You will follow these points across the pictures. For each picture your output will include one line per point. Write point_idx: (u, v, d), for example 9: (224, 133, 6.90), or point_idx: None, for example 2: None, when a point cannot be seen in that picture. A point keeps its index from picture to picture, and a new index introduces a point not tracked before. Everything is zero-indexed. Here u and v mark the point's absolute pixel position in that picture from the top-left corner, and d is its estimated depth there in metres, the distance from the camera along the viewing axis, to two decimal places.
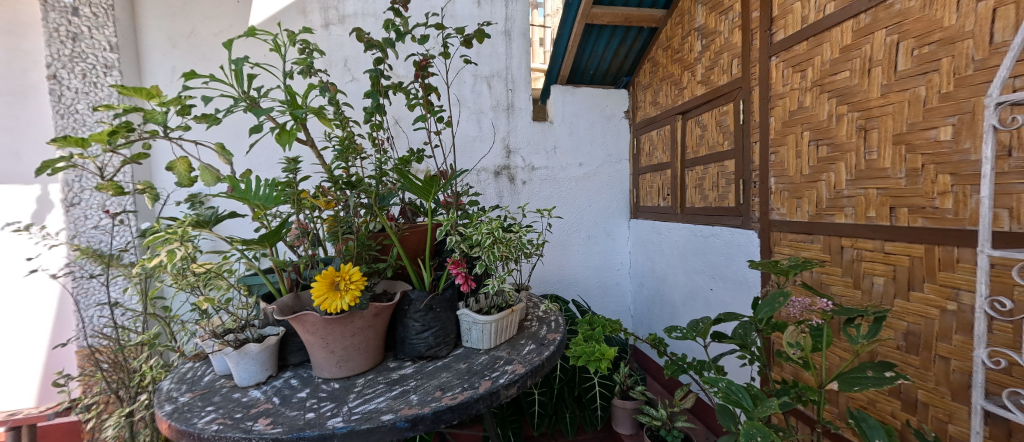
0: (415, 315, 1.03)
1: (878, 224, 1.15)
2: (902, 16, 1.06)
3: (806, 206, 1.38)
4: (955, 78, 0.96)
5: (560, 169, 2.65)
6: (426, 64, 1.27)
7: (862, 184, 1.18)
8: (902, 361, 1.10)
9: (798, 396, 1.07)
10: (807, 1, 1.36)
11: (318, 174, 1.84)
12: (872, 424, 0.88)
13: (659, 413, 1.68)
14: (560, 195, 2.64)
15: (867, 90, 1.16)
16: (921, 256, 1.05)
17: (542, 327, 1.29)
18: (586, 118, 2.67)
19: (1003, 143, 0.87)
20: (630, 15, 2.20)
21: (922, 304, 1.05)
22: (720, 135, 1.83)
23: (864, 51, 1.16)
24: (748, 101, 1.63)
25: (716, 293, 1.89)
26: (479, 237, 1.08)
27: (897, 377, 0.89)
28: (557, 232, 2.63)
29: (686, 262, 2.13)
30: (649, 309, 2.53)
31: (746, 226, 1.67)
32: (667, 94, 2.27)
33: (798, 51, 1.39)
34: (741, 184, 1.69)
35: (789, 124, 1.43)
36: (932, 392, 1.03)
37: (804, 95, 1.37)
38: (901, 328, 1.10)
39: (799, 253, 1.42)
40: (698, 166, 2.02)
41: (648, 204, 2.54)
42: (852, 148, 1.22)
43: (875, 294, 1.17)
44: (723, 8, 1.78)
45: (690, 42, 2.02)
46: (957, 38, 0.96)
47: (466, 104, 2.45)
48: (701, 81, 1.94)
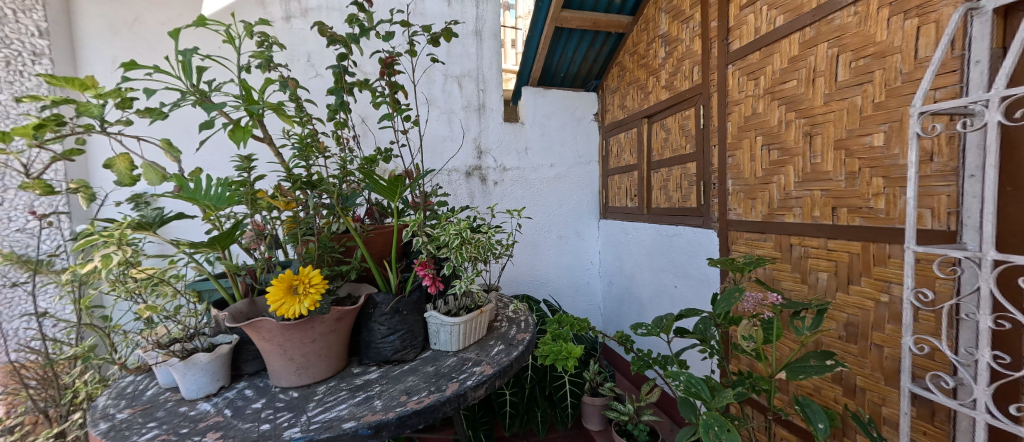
0: (381, 319, 1.01)
1: (822, 223, 1.23)
2: (841, 31, 1.15)
3: (760, 206, 1.47)
4: (887, 89, 1.05)
5: (531, 170, 2.66)
6: (392, 61, 1.24)
7: (809, 186, 1.27)
8: (842, 350, 1.19)
9: (752, 386, 1.14)
10: (759, 13, 1.44)
11: (277, 174, 1.76)
12: (815, 409, 0.94)
13: (627, 408, 1.73)
14: (531, 196, 2.66)
15: (812, 98, 1.25)
16: (859, 252, 1.14)
17: (512, 327, 1.29)
18: (556, 120, 2.71)
19: (926, 148, 0.96)
20: (598, 20, 2.25)
21: (859, 296, 1.14)
22: (683, 138, 1.91)
23: (810, 62, 1.25)
24: (708, 107, 1.71)
25: (680, 290, 1.96)
26: (447, 238, 1.07)
27: (837, 365, 0.97)
28: (528, 233, 2.64)
29: (652, 261, 2.20)
30: (619, 307, 2.60)
31: (707, 226, 1.75)
32: (634, 98, 2.35)
33: (752, 60, 1.48)
34: (702, 186, 1.77)
35: (745, 129, 1.52)
36: (868, 377, 1.12)
37: (757, 102, 1.45)
38: (842, 319, 1.19)
39: (754, 251, 1.50)
40: (663, 168, 2.10)
41: (617, 205, 2.61)
42: (799, 152, 1.30)
43: (820, 288, 1.26)
44: (685, 17, 1.86)
45: (654, 48, 2.10)
46: (888, 52, 1.04)
47: (437, 104, 2.43)
48: (665, 86, 2.02)
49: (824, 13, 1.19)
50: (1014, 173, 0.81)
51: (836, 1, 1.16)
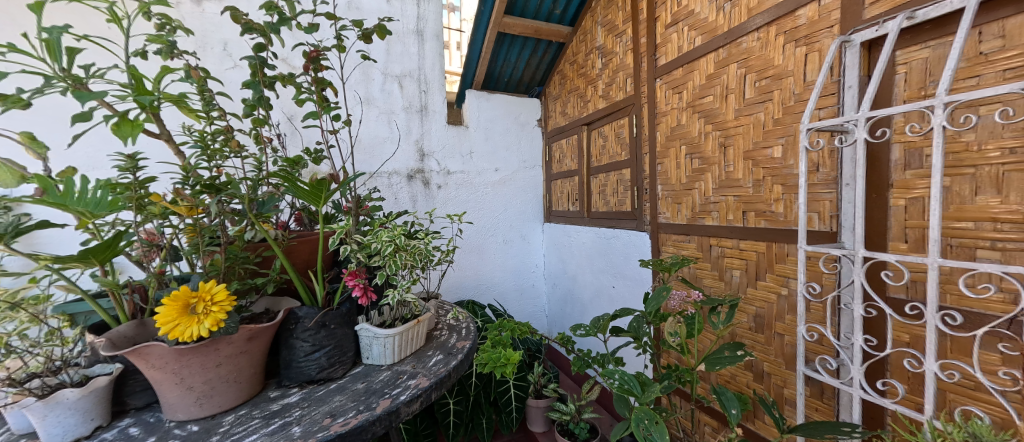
0: (303, 335, 0.92)
1: (735, 225, 1.37)
2: (747, 54, 1.29)
3: (684, 210, 1.59)
4: (783, 107, 1.19)
5: (475, 174, 2.64)
6: (318, 55, 1.15)
7: (724, 192, 1.40)
8: (753, 340, 1.32)
9: (678, 378, 1.22)
10: (681, 33, 1.57)
11: (172, 176, 1.57)
12: (729, 396, 1.02)
13: (569, 408, 1.76)
14: (475, 200, 2.64)
15: (726, 112, 1.38)
16: (764, 251, 1.27)
17: (452, 335, 1.26)
18: (500, 124, 2.72)
19: (813, 160, 1.10)
20: (539, 28, 2.29)
21: (765, 290, 1.28)
22: (619, 146, 2.02)
23: (723, 80, 1.38)
24: (640, 117, 1.83)
25: (617, 290, 2.06)
26: (379, 246, 1.00)
27: (745, 354, 1.07)
28: (473, 237, 2.62)
29: (592, 263, 2.29)
30: (562, 309, 2.66)
31: (640, 228, 1.86)
32: (574, 106, 2.43)
33: (676, 75, 1.60)
34: (636, 191, 1.88)
35: (671, 139, 1.64)
36: (773, 363, 1.25)
37: (681, 114, 1.58)
38: (751, 312, 1.33)
39: (680, 252, 1.62)
40: (601, 174, 2.20)
41: (560, 209, 2.68)
42: (715, 161, 1.43)
43: (734, 284, 1.39)
44: (618, 32, 1.97)
45: (592, 59, 2.19)
46: (783, 75, 1.19)
47: (376, 103, 2.32)
48: (602, 96, 2.12)
49: (734, 36, 1.32)
50: (877, 182, 0.96)
51: (743, 27, 1.29)
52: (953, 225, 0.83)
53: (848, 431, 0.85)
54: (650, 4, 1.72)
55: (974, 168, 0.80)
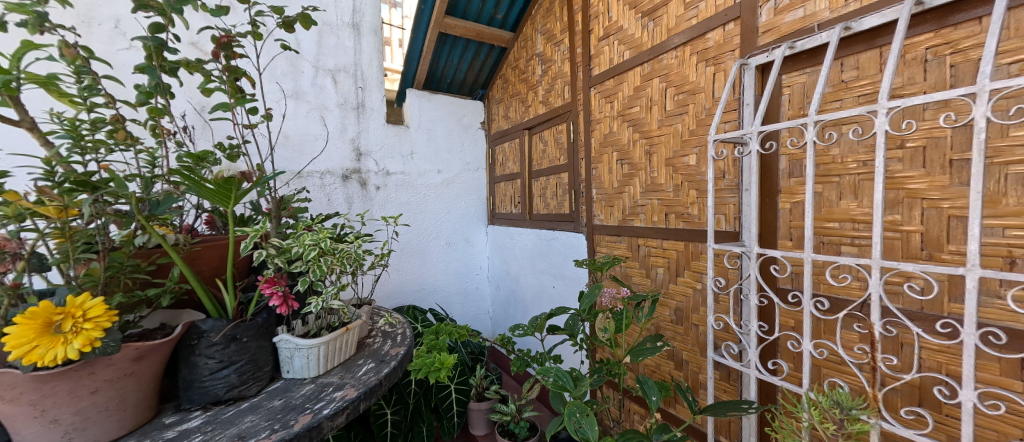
0: (208, 351, 0.82)
1: (659, 226, 1.48)
2: (668, 69, 1.41)
3: (616, 212, 1.69)
4: (697, 119, 1.31)
5: (417, 175, 2.57)
6: (230, 41, 1.04)
7: (650, 195, 1.51)
8: (674, 331, 1.44)
9: (608, 372, 1.29)
10: (612, 46, 1.67)
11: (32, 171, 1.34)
12: (650, 384, 1.10)
13: (509, 409, 1.78)
14: (416, 202, 2.56)
15: (651, 121, 1.49)
16: (682, 250, 1.40)
17: (386, 342, 1.21)
18: (442, 125, 2.68)
19: (720, 168, 1.23)
20: (481, 31, 2.29)
21: (683, 285, 1.40)
22: (557, 151, 2.10)
23: (648, 92, 1.50)
24: (576, 123, 1.91)
25: (557, 290, 2.12)
26: (301, 250, 0.92)
27: (663, 345, 1.17)
28: (413, 240, 2.54)
29: (534, 264, 2.33)
30: (506, 310, 2.68)
31: (577, 230, 1.95)
32: (515, 110, 2.48)
33: (608, 86, 1.70)
34: (574, 194, 1.96)
35: (604, 146, 1.74)
36: (691, 351, 1.38)
37: (612, 122, 1.68)
38: (673, 305, 1.44)
39: (613, 252, 1.72)
40: (542, 177, 2.26)
41: (503, 211, 2.71)
42: (642, 167, 1.55)
43: (658, 281, 1.50)
44: (556, 41, 2.04)
45: (532, 65, 2.25)
46: (696, 91, 1.32)
47: (305, 98, 2.16)
48: (542, 101, 2.18)
49: (656, 53, 1.44)
50: (768, 188, 1.10)
51: (663, 45, 1.41)
52: (824, 225, 0.98)
53: (746, 407, 0.97)
54: (585, 16, 1.81)
55: (839, 177, 0.96)
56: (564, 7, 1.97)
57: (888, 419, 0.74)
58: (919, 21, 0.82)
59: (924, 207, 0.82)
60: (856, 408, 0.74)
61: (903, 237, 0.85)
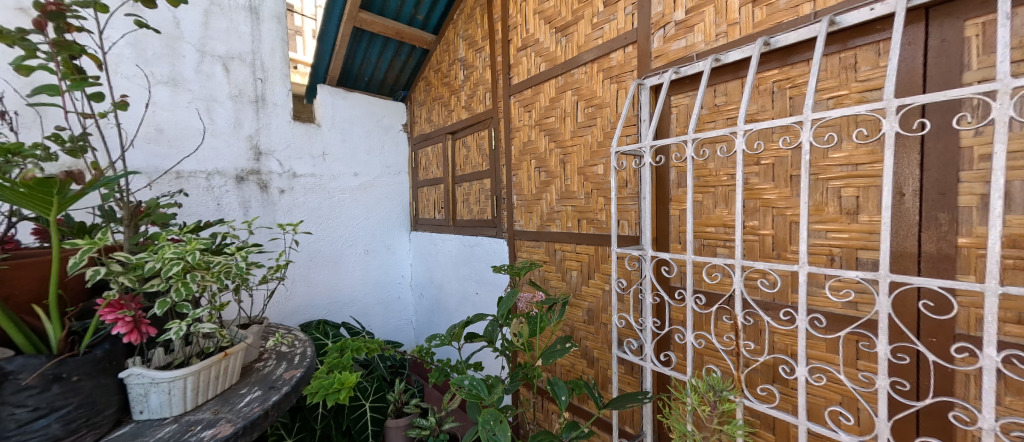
0: (15, 398, 0.64)
1: (572, 232, 1.56)
2: (578, 84, 1.50)
3: (535, 218, 1.74)
4: (604, 131, 1.41)
5: (330, 178, 2.37)
6: (62, 10, 0.84)
7: (565, 202, 1.59)
8: (587, 330, 1.52)
9: (524, 376, 1.31)
10: (529, 58, 1.73)
11: None
12: (558, 384, 1.15)
13: (428, 422, 1.67)
14: (329, 207, 2.36)
15: (565, 131, 1.57)
16: (593, 254, 1.49)
17: (280, 365, 1.08)
18: (359, 126, 2.51)
19: (623, 177, 1.34)
20: (401, 30, 2.20)
21: (594, 287, 1.49)
22: (480, 157, 2.10)
23: (562, 104, 1.57)
24: (497, 130, 1.94)
25: (480, 296, 2.11)
26: (159, 265, 0.77)
27: (571, 345, 1.22)
28: (325, 248, 2.33)
29: (457, 270, 2.29)
30: (430, 320, 2.59)
31: (499, 235, 1.97)
32: (438, 114, 2.43)
33: (526, 95, 1.75)
34: (495, 200, 1.98)
35: (523, 154, 1.78)
36: (601, 349, 1.46)
37: (531, 131, 1.73)
38: (585, 306, 1.53)
39: (532, 257, 1.77)
40: (465, 183, 2.24)
41: (426, 217, 2.62)
42: (558, 175, 1.62)
43: (573, 283, 1.58)
44: (478, 48, 2.05)
45: (455, 70, 2.23)
46: (602, 105, 1.41)
47: (187, 87, 1.87)
48: (464, 106, 2.17)
49: (569, 68, 1.52)
50: (661, 196, 1.22)
51: (575, 61, 1.50)
52: (704, 229, 1.12)
53: (642, 398, 1.06)
54: (504, 26, 1.85)
55: (714, 188, 1.10)
56: (485, 15, 1.99)
57: (749, 396, 0.87)
58: (767, 59, 0.98)
59: (774, 214, 0.98)
60: (725, 389, 0.85)
61: (760, 239, 1.01)
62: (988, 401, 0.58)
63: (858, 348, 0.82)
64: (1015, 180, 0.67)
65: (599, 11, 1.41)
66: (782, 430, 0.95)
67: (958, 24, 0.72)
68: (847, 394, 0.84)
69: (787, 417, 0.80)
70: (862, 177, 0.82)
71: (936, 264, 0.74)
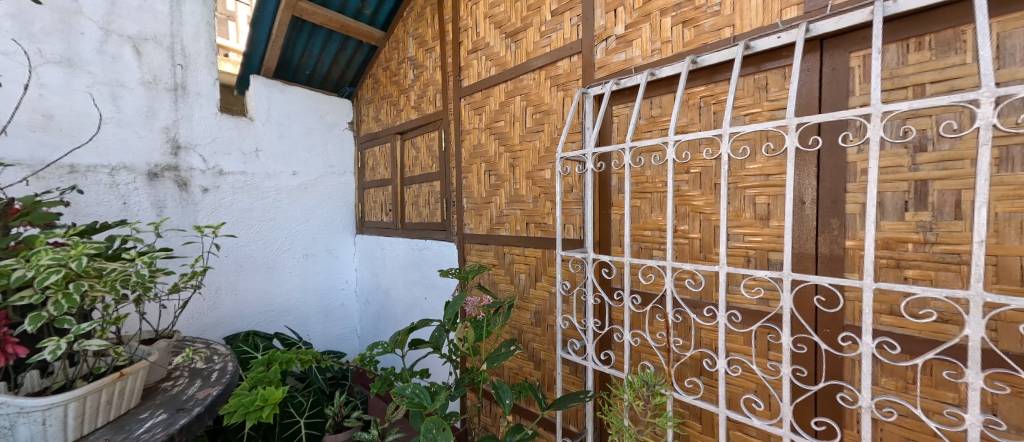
0: None
1: (521, 235, 1.58)
2: (527, 90, 1.52)
3: (485, 221, 1.74)
4: (552, 136, 1.44)
5: (263, 176, 2.19)
6: None
7: (513, 206, 1.60)
8: (534, 333, 1.53)
9: (471, 381, 1.29)
10: (479, 61, 1.72)
11: None
12: (503, 388, 1.14)
13: (371, 435, 1.54)
14: (261, 208, 2.17)
15: (514, 136, 1.58)
16: (540, 257, 1.51)
17: (193, 383, 0.96)
18: (299, 122, 2.35)
19: (568, 182, 1.39)
20: (346, 24, 2.09)
21: (541, 290, 1.51)
22: (430, 158, 2.06)
23: (511, 108, 1.59)
24: (448, 131, 1.91)
25: (429, 301, 2.05)
26: (30, 275, 0.65)
27: (516, 348, 1.23)
28: (257, 253, 2.15)
29: (405, 275, 2.22)
30: (375, 326, 2.47)
31: (448, 239, 1.94)
32: (387, 113, 2.34)
33: (476, 98, 1.75)
34: (445, 203, 1.95)
35: (473, 156, 1.77)
36: (548, 350, 1.48)
37: (481, 134, 1.73)
38: (532, 309, 1.54)
39: (482, 260, 1.76)
40: (414, 184, 2.18)
41: (373, 219, 2.51)
42: (507, 179, 1.63)
43: (521, 286, 1.59)
44: (428, 48, 2.01)
45: (404, 68, 2.17)
46: (549, 112, 1.45)
47: (86, 68, 1.63)
48: (414, 107, 2.12)
49: (519, 73, 1.54)
50: (604, 201, 1.28)
51: (524, 67, 1.52)
52: (642, 233, 1.19)
53: (583, 396, 1.09)
54: (454, 27, 1.83)
55: (651, 194, 1.17)
56: (435, 15, 1.96)
57: (678, 389, 0.92)
58: (695, 76, 1.07)
59: (701, 219, 1.06)
60: (657, 384, 0.91)
61: (689, 242, 1.08)
62: (865, 383, 0.67)
63: (768, 340, 0.91)
64: (888, 192, 0.78)
65: (547, 20, 1.44)
66: (707, 419, 1.03)
67: (845, 56, 0.83)
68: (760, 383, 0.92)
69: (710, 407, 0.86)
70: (773, 187, 0.92)
71: (829, 264, 0.84)
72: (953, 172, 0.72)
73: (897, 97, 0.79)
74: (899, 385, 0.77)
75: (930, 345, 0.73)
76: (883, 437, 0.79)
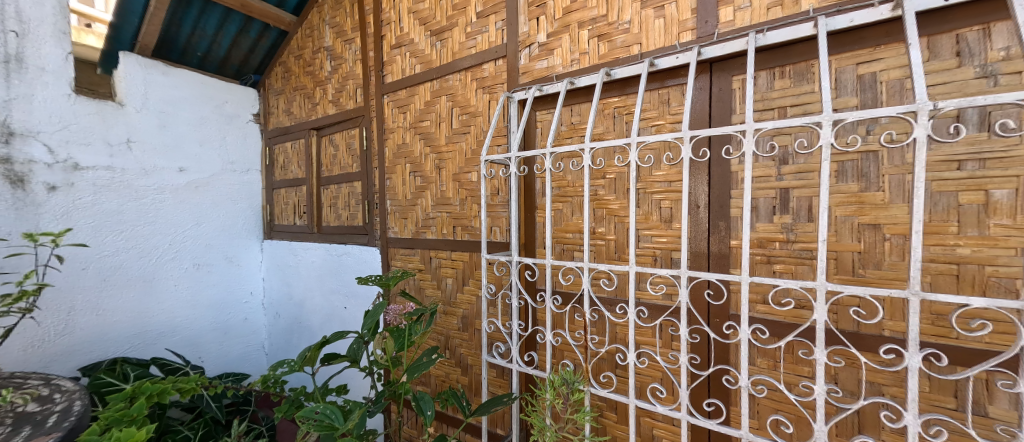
0: None
1: (447, 239, 1.54)
2: (453, 90, 1.49)
3: (410, 224, 1.66)
4: (478, 138, 1.43)
5: (138, 172, 1.84)
6: None
7: (439, 209, 1.56)
8: (462, 338, 1.50)
9: (392, 394, 1.22)
10: (403, 57, 1.65)
11: None
12: (424, 399, 1.09)
13: None
14: (134, 210, 1.82)
15: (439, 137, 1.54)
16: (467, 260, 1.49)
17: (16, 432, 0.78)
18: (187, 110, 2.02)
19: (495, 186, 1.39)
20: (248, 3, 1.84)
21: (468, 293, 1.48)
22: (350, 157, 1.91)
23: (437, 108, 1.54)
24: (369, 129, 1.79)
25: (349, 311, 1.90)
26: None
27: (439, 356, 1.19)
28: (129, 263, 1.80)
29: (322, 283, 2.03)
30: (286, 341, 2.22)
31: (371, 243, 1.82)
32: (300, 106, 2.13)
33: (400, 96, 1.67)
34: (367, 205, 1.82)
35: (397, 156, 1.69)
36: (475, 355, 1.46)
37: (405, 133, 1.65)
38: (459, 314, 1.51)
39: (407, 265, 1.68)
40: (332, 185, 2.01)
41: (283, 223, 2.26)
42: (433, 181, 1.58)
43: (448, 291, 1.55)
44: (347, 38, 1.87)
45: (320, 59, 1.99)
46: (476, 114, 1.43)
47: None
48: (332, 101, 1.96)
49: (444, 73, 1.50)
50: (528, 205, 1.30)
51: (450, 67, 1.49)
52: (564, 235, 1.23)
53: (507, 400, 1.09)
54: (376, 20, 1.73)
55: (572, 198, 1.22)
56: (355, 4, 1.83)
57: (595, 384, 0.97)
58: (610, 87, 1.14)
59: (616, 222, 1.13)
60: (576, 381, 0.94)
61: (606, 244, 1.15)
62: (743, 364, 0.76)
63: (670, 332, 1.00)
64: (761, 198, 0.91)
65: (472, 21, 1.43)
66: (622, 409, 1.09)
67: (729, 78, 0.95)
68: (664, 371, 1.01)
69: (622, 398, 0.91)
70: (675, 192, 1.01)
71: (718, 261, 0.95)
72: (808, 182, 0.85)
73: (767, 117, 0.92)
74: (769, 364, 0.90)
75: (791, 329, 0.86)
76: (759, 409, 0.92)
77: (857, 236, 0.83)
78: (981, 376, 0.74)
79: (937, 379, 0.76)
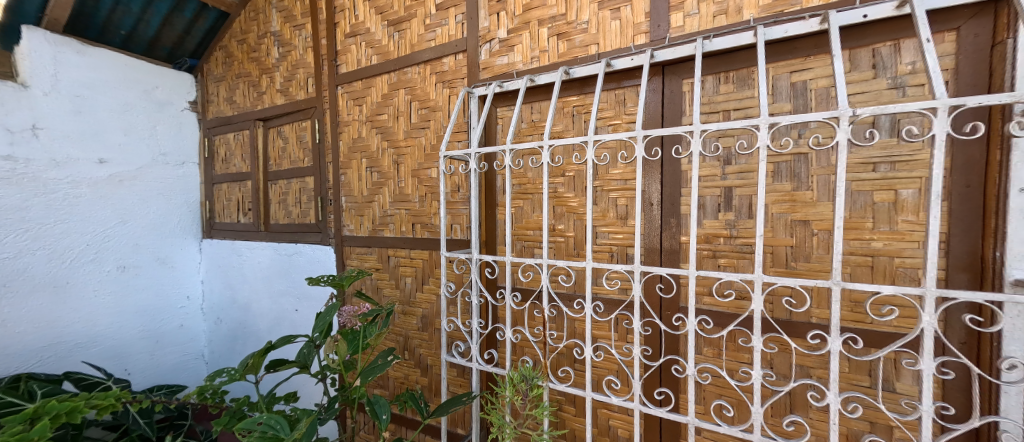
0: None
1: (406, 237, 1.49)
2: (411, 83, 1.44)
3: (366, 222, 1.60)
4: (439, 134, 1.40)
5: (46, 163, 1.62)
6: None
7: (398, 205, 1.51)
8: (422, 339, 1.46)
9: (346, 399, 1.16)
10: (358, 47, 1.57)
11: None
12: (380, 403, 1.05)
13: None
14: (41, 206, 1.60)
15: (398, 131, 1.49)
16: (427, 259, 1.45)
17: None
18: (107, 94, 1.81)
19: (455, 182, 1.37)
20: None
21: (428, 292, 1.45)
22: (301, 150, 1.80)
23: (395, 102, 1.49)
24: (321, 122, 1.69)
25: (300, 314, 1.79)
26: None
27: (395, 358, 1.15)
28: (35, 267, 1.59)
29: (270, 285, 1.90)
30: (229, 349, 2.06)
31: (324, 242, 1.73)
32: (244, 95, 1.97)
33: (356, 87, 1.59)
34: (320, 202, 1.73)
35: (352, 150, 1.61)
36: (435, 355, 1.44)
37: (361, 127, 1.58)
38: (419, 313, 1.47)
39: (363, 264, 1.61)
40: (281, 180, 1.88)
41: (225, 221, 2.08)
42: (391, 176, 1.52)
43: (407, 290, 1.50)
44: (297, 24, 1.76)
45: (266, 44, 1.85)
46: (435, 109, 1.40)
47: None
48: (280, 90, 1.83)
49: (403, 65, 1.45)
50: (489, 202, 1.29)
51: (408, 59, 1.44)
52: (525, 232, 1.23)
53: (466, 399, 1.07)
54: (328, 6, 1.63)
55: (532, 195, 1.22)
56: None
57: (553, 380, 0.98)
58: (569, 86, 1.15)
59: (575, 218, 1.15)
60: (534, 377, 0.94)
61: (565, 240, 1.17)
62: (691, 354, 0.80)
63: (625, 325, 1.03)
64: (708, 196, 0.96)
65: (431, 13, 1.39)
66: (580, 402, 1.12)
67: (680, 81, 0.99)
68: (619, 364, 1.05)
69: (579, 392, 0.93)
70: (630, 190, 1.05)
71: (670, 256, 1.00)
72: (748, 181, 0.91)
73: (713, 119, 0.97)
74: (714, 352, 0.96)
75: (733, 319, 0.92)
76: (704, 395, 0.98)
77: (790, 231, 0.90)
78: (889, 356, 0.83)
79: (855, 360, 0.84)
